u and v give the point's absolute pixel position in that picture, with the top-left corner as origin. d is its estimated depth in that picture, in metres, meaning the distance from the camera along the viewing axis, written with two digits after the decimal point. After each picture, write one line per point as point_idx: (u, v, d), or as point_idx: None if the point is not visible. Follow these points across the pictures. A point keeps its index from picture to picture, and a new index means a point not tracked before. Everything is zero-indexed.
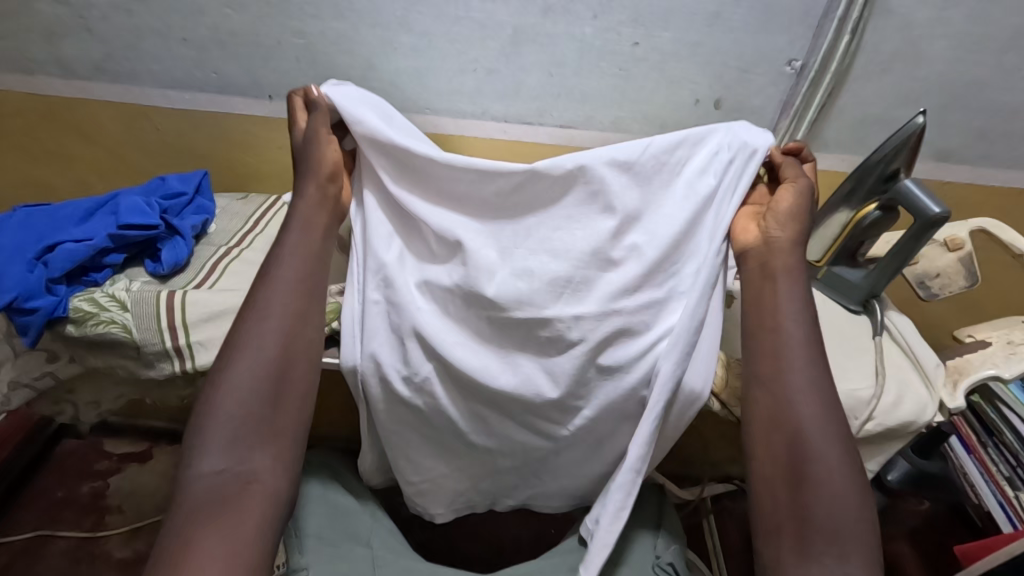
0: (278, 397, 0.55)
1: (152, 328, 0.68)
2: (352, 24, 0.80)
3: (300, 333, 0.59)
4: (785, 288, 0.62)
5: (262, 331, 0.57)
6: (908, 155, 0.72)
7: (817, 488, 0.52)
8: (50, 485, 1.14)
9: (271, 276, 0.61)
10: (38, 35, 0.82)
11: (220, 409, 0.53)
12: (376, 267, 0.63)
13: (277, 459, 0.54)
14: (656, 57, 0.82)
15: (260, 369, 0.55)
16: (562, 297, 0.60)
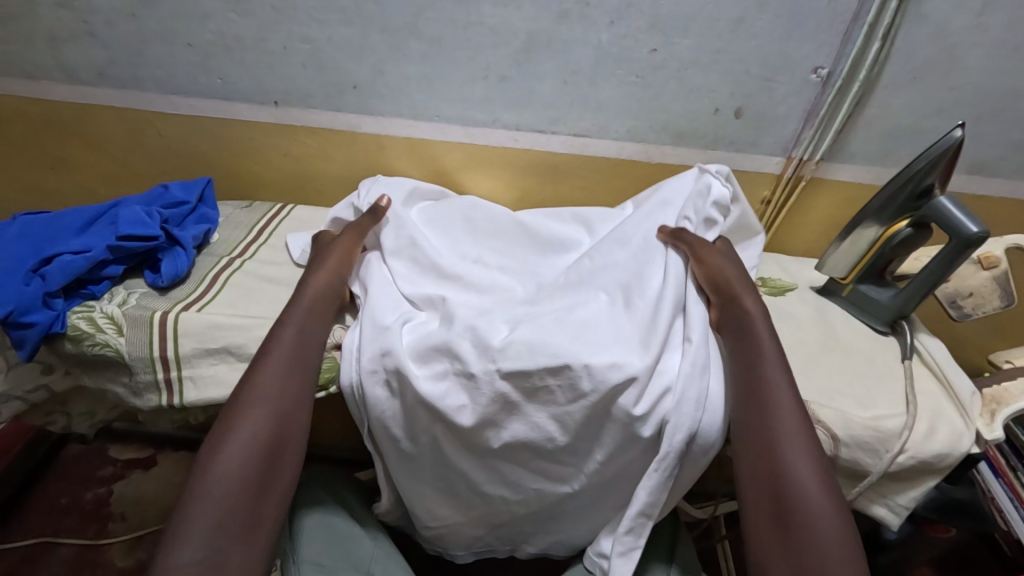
0: (267, 482, 0.52)
1: (144, 357, 0.66)
2: (359, 30, 0.77)
3: (296, 412, 0.57)
4: (759, 326, 0.60)
5: (256, 408, 0.55)
6: (944, 170, 0.68)
7: (803, 516, 0.48)
8: (53, 491, 1.12)
9: (271, 351, 0.59)
10: (41, 40, 0.81)
11: (205, 492, 0.49)
12: (376, 338, 0.61)
13: (255, 551, 0.49)
14: (674, 64, 0.79)
15: (252, 449, 0.52)
16: (572, 347, 0.57)
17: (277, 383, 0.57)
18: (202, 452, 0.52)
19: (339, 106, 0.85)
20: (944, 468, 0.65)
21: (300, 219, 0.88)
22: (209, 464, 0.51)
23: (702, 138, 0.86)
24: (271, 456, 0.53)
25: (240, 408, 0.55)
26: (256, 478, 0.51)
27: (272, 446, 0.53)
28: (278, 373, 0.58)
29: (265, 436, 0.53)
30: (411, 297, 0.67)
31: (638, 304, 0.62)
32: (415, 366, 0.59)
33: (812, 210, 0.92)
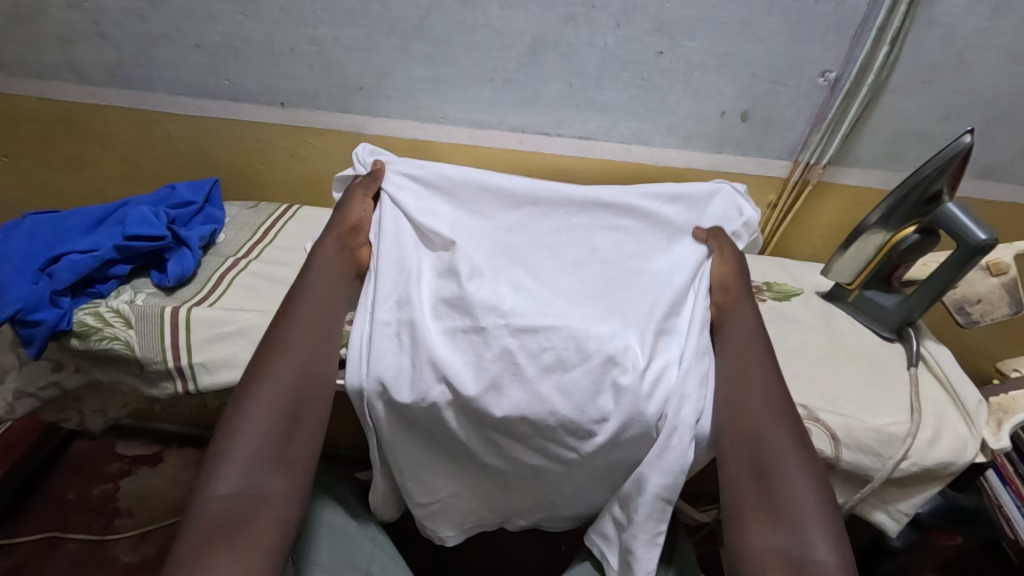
0: (296, 423, 0.53)
1: (155, 346, 0.67)
2: (366, 32, 0.78)
3: (325, 354, 0.58)
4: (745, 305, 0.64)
5: (285, 350, 0.56)
6: (953, 175, 0.68)
7: (780, 464, 0.51)
8: (62, 487, 1.14)
9: (295, 300, 0.60)
10: (52, 40, 0.81)
11: (239, 427, 0.51)
12: (395, 289, 0.62)
13: (290, 487, 0.50)
14: (681, 67, 0.78)
15: (284, 388, 0.53)
16: (574, 321, 0.60)
17: (304, 329, 0.58)
18: (235, 395, 0.53)
19: (345, 107, 0.85)
20: (948, 476, 0.65)
21: (304, 220, 0.88)
22: (242, 402, 0.52)
23: (708, 141, 0.85)
24: (303, 394, 0.54)
25: (269, 351, 0.56)
26: (289, 415, 0.53)
27: (304, 385, 0.55)
28: (306, 320, 0.59)
29: (296, 376, 0.55)
30: (429, 238, 0.69)
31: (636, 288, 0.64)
32: (429, 320, 0.60)
33: (819, 214, 0.92)
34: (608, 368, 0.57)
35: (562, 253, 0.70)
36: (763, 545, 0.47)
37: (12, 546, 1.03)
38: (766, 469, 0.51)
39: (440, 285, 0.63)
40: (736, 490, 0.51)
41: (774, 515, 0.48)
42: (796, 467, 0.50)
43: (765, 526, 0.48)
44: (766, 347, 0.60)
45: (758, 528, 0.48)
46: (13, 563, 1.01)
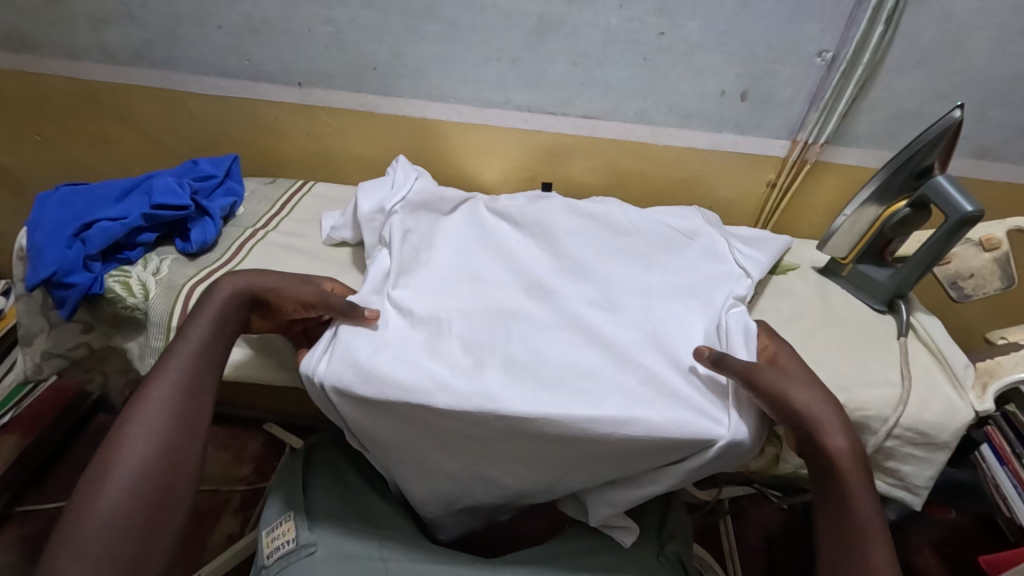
0: (148, 537, 0.48)
1: (162, 326, 0.70)
2: (380, 12, 0.81)
3: (183, 443, 0.53)
4: (858, 489, 0.52)
5: (136, 450, 0.50)
6: (944, 150, 0.70)
7: None
8: (85, 456, 1.19)
9: (151, 388, 0.55)
10: (83, 22, 0.86)
11: (70, 550, 0.45)
12: (369, 357, 0.59)
13: None
14: (682, 47, 0.81)
15: (131, 498, 0.48)
16: (586, 383, 0.59)
17: (163, 418, 0.53)
18: (72, 504, 0.47)
19: (359, 86, 0.89)
20: (946, 442, 0.66)
21: (319, 196, 0.92)
22: (77, 519, 0.46)
23: (709, 120, 0.88)
24: (160, 492, 0.50)
25: (114, 449, 0.50)
26: (142, 522, 0.48)
27: (161, 484, 0.50)
28: (166, 402, 0.54)
29: (151, 471, 0.50)
30: (409, 310, 0.65)
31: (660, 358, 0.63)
32: (399, 394, 0.56)
33: (817, 193, 0.94)
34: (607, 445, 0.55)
35: (566, 318, 0.67)
36: None
37: (39, 509, 1.09)
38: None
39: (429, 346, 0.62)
40: None
41: None
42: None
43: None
44: (879, 526, 0.50)
45: None
46: (38, 526, 1.07)
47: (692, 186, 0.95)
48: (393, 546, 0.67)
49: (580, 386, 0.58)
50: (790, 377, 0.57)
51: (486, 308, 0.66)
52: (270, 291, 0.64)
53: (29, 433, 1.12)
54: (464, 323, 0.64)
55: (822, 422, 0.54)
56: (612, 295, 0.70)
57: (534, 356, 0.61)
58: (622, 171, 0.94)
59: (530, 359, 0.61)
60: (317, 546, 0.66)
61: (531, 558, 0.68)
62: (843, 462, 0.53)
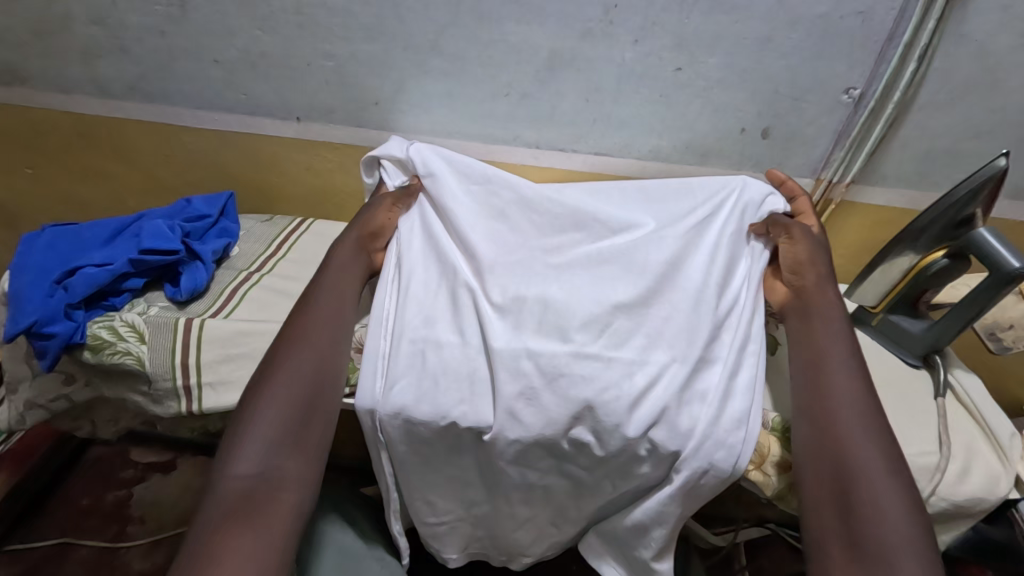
0: (311, 412, 0.56)
1: (166, 364, 0.68)
2: (383, 47, 0.77)
3: (337, 349, 0.62)
4: (828, 323, 0.62)
5: (302, 343, 0.60)
6: (987, 198, 0.65)
7: (867, 497, 0.48)
8: (76, 492, 1.15)
9: (309, 297, 0.65)
10: (74, 55, 0.82)
11: (258, 411, 0.55)
12: (414, 304, 0.65)
13: (303, 470, 0.54)
14: (700, 83, 0.77)
15: (302, 377, 0.58)
16: (613, 327, 0.62)
17: (316, 328, 0.62)
18: (255, 380, 0.58)
19: (361, 122, 0.85)
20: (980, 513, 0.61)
21: (321, 235, 0.88)
22: (261, 389, 0.57)
23: (728, 157, 0.84)
24: (315, 388, 0.58)
25: (288, 338, 0.61)
26: (304, 406, 0.56)
27: (317, 378, 0.58)
28: (320, 318, 0.63)
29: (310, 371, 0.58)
30: (462, 237, 0.70)
31: (675, 315, 0.63)
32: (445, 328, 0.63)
33: (842, 232, 0.89)
34: (634, 402, 0.58)
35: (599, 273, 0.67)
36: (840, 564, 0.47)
37: (27, 550, 1.05)
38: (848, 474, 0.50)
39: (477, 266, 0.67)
40: (818, 519, 0.50)
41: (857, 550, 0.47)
42: (877, 468, 0.50)
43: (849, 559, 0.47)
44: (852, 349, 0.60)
45: (838, 557, 0.47)
46: (27, 568, 1.03)
47: None
48: None
49: (611, 330, 0.62)
50: (816, 244, 0.69)
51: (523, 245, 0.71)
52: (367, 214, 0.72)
53: (17, 471, 1.10)
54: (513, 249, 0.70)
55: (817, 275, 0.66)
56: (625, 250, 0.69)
57: (574, 288, 0.65)
58: None
59: (574, 285, 0.66)
60: None
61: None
62: (831, 300, 0.64)
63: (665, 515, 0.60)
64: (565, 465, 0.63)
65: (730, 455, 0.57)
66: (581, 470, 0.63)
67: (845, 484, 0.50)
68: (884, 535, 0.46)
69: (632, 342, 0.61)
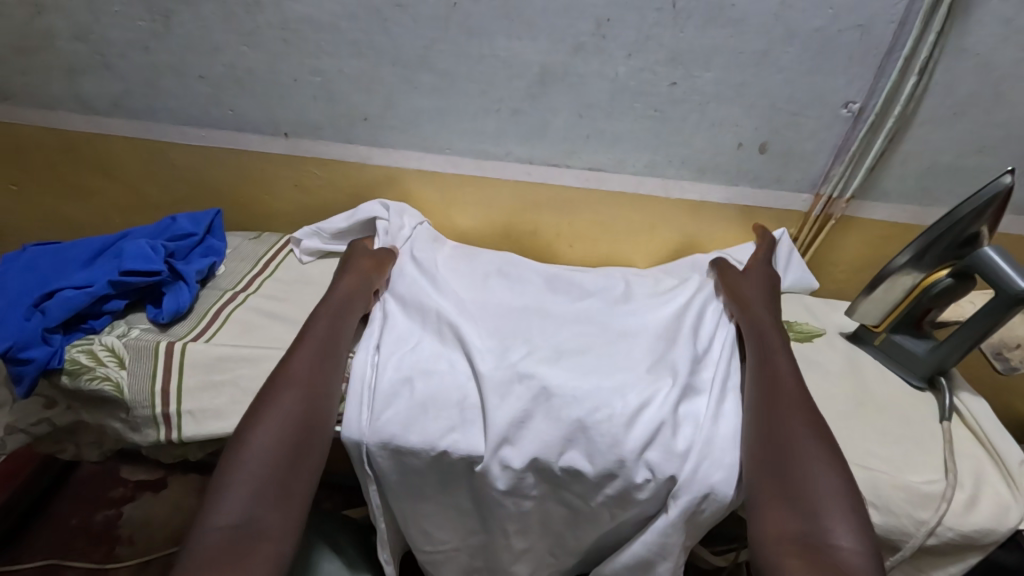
0: (299, 457, 0.53)
1: (146, 390, 0.65)
2: (372, 62, 0.76)
3: (329, 391, 0.59)
4: (767, 335, 0.66)
5: (292, 380, 0.58)
6: (993, 216, 0.64)
7: (797, 455, 0.52)
8: (64, 513, 1.13)
9: (304, 337, 0.63)
10: (58, 72, 0.81)
11: (242, 455, 0.52)
12: (402, 337, 0.66)
13: (287, 520, 0.50)
14: (696, 98, 0.75)
15: (290, 417, 0.55)
16: (602, 362, 0.65)
17: (306, 367, 0.60)
18: (241, 424, 0.55)
19: (350, 138, 0.83)
20: (989, 545, 0.58)
21: (312, 255, 0.86)
22: (248, 433, 0.53)
23: (725, 173, 0.82)
24: (303, 432, 0.54)
25: (277, 377, 0.59)
26: (290, 450, 0.53)
27: (307, 420, 0.55)
28: (308, 359, 0.60)
29: (297, 413, 0.55)
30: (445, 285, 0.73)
31: (651, 359, 0.65)
32: (434, 358, 0.64)
33: (842, 248, 0.87)
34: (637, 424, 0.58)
35: (581, 328, 0.71)
36: (778, 513, 0.49)
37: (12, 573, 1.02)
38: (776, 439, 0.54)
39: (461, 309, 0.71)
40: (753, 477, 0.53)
41: (794, 498, 0.49)
42: (803, 432, 0.54)
43: (780, 506, 0.49)
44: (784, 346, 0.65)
45: (775, 507, 0.49)
46: None
47: (704, 241, 0.89)
48: None
49: (594, 363, 0.65)
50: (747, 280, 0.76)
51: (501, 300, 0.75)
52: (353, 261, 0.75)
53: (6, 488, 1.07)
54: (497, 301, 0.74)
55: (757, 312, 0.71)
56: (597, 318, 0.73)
57: (558, 337, 0.69)
58: (629, 226, 0.88)
59: (559, 335, 0.69)
60: None
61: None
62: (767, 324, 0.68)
63: (667, 548, 0.57)
64: (558, 493, 0.61)
65: (730, 476, 0.55)
66: (575, 499, 0.61)
67: (775, 444, 0.53)
68: (810, 486, 0.49)
69: (621, 374, 0.63)
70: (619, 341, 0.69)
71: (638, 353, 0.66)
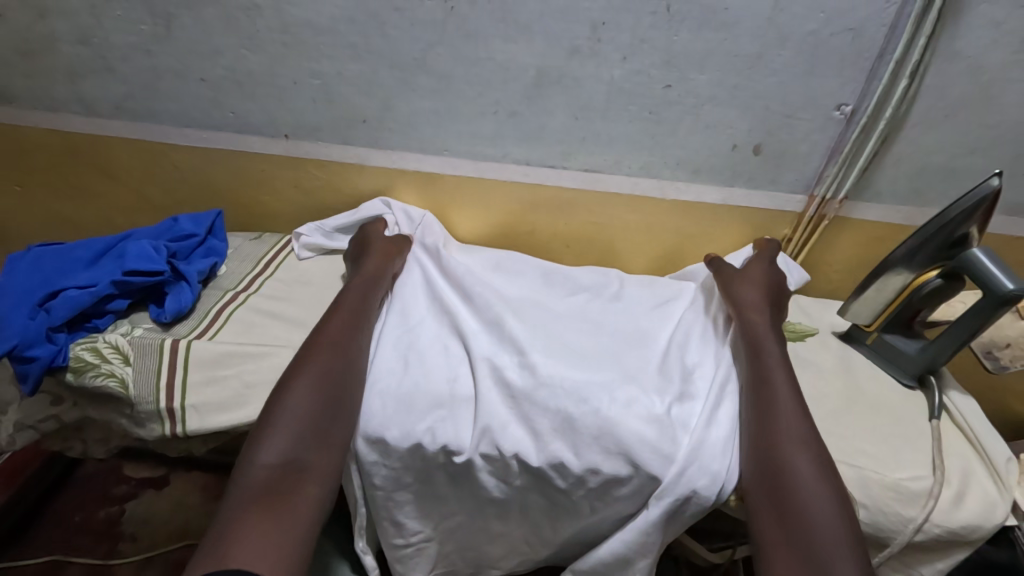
0: (338, 406, 0.57)
1: (151, 386, 0.67)
2: (370, 65, 0.77)
3: (361, 349, 0.64)
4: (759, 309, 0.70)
5: (329, 337, 0.63)
6: (982, 217, 0.64)
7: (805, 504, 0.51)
8: (67, 510, 1.14)
9: (338, 302, 0.68)
10: (61, 74, 0.82)
11: (284, 402, 0.56)
12: (405, 325, 0.70)
13: (326, 461, 0.54)
14: (690, 100, 0.76)
15: (328, 370, 0.59)
16: (598, 362, 0.67)
17: (341, 328, 0.64)
18: (282, 378, 0.59)
19: (349, 139, 0.84)
20: (976, 541, 0.59)
21: (313, 255, 0.87)
22: (290, 383, 0.58)
23: (719, 174, 0.83)
24: (340, 383, 0.59)
25: (315, 335, 0.63)
26: (329, 399, 0.57)
27: (344, 372, 0.60)
28: (341, 321, 0.65)
29: (334, 368, 0.60)
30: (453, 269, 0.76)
31: (647, 364, 0.67)
32: (430, 346, 0.68)
33: (836, 248, 0.88)
34: (627, 425, 0.59)
35: (577, 324, 0.73)
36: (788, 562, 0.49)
37: (16, 568, 1.04)
38: (775, 462, 0.55)
39: (462, 295, 0.73)
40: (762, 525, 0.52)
41: (806, 543, 0.49)
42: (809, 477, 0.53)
43: (788, 552, 0.49)
44: (784, 365, 0.63)
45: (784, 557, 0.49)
46: None
47: (699, 241, 0.90)
48: None
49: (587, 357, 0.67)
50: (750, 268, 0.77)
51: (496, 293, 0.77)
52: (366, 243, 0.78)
53: (9, 486, 1.09)
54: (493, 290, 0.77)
55: (747, 301, 0.71)
56: (596, 315, 0.75)
57: (557, 325, 0.72)
58: (625, 226, 0.89)
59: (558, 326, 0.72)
60: None
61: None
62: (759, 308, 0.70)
63: (648, 545, 0.59)
64: (548, 489, 0.63)
65: (714, 482, 0.57)
66: (566, 495, 0.63)
67: (783, 493, 0.53)
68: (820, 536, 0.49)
69: (615, 374, 0.65)
70: (616, 343, 0.70)
71: (635, 357, 0.68)
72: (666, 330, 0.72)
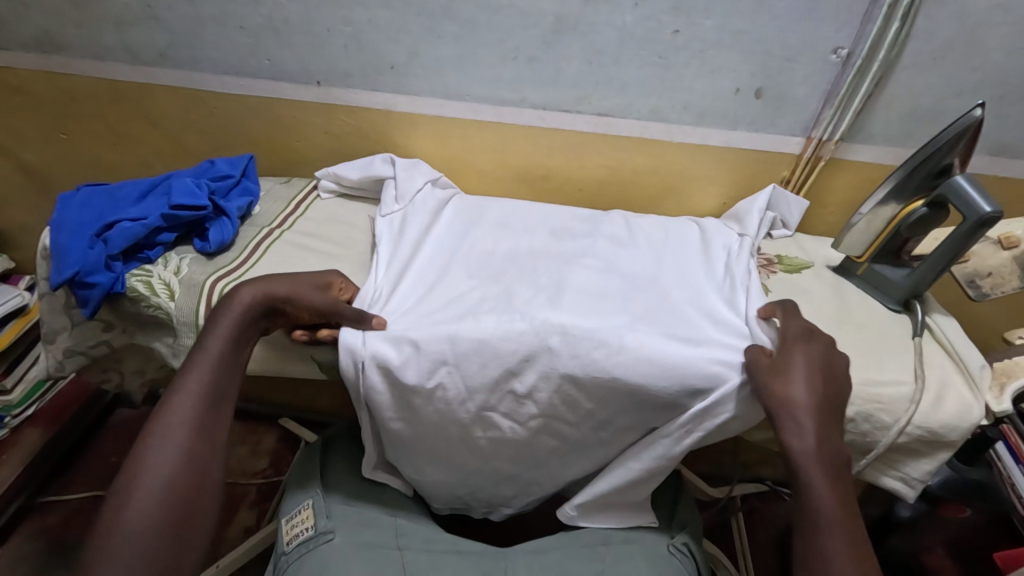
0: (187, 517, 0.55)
1: (192, 322, 0.72)
2: (398, 13, 0.82)
3: (211, 435, 0.60)
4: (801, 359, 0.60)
5: (169, 432, 0.57)
6: (964, 149, 0.70)
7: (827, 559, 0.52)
8: (104, 450, 1.22)
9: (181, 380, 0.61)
10: (108, 22, 0.87)
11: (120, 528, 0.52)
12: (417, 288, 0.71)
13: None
14: (698, 45, 0.81)
15: (169, 479, 0.55)
16: (622, 295, 0.70)
17: (188, 415, 0.59)
18: (113, 497, 0.54)
19: (375, 86, 0.89)
20: (954, 440, 0.66)
21: (331, 197, 0.93)
22: (122, 503, 0.53)
23: (722, 120, 0.88)
24: (190, 491, 0.56)
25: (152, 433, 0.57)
26: (176, 515, 0.54)
27: (194, 473, 0.57)
28: (190, 404, 0.60)
29: (179, 472, 0.56)
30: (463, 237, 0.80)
31: (672, 299, 0.71)
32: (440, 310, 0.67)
33: (832, 188, 0.93)
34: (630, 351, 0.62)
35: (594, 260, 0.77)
36: None
37: (62, 501, 1.13)
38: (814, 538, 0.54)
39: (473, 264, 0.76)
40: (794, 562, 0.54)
41: None
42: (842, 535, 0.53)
43: None
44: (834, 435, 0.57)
45: None
46: (61, 518, 1.11)
47: (705, 184, 0.95)
48: (411, 538, 0.73)
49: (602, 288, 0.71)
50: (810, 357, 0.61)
51: (510, 245, 0.80)
52: (287, 295, 0.66)
53: (50, 426, 1.17)
54: (510, 242, 0.80)
55: (795, 411, 0.57)
56: (615, 259, 0.78)
57: (573, 267, 0.75)
58: (637, 167, 0.94)
59: (577, 267, 0.75)
60: (334, 534, 0.71)
61: (554, 559, 0.71)
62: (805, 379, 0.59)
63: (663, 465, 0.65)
64: None
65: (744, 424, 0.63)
66: None
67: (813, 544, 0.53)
68: None
69: (633, 305, 0.69)
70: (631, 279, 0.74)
71: (655, 289, 0.72)
72: (684, 267, 0.77)
